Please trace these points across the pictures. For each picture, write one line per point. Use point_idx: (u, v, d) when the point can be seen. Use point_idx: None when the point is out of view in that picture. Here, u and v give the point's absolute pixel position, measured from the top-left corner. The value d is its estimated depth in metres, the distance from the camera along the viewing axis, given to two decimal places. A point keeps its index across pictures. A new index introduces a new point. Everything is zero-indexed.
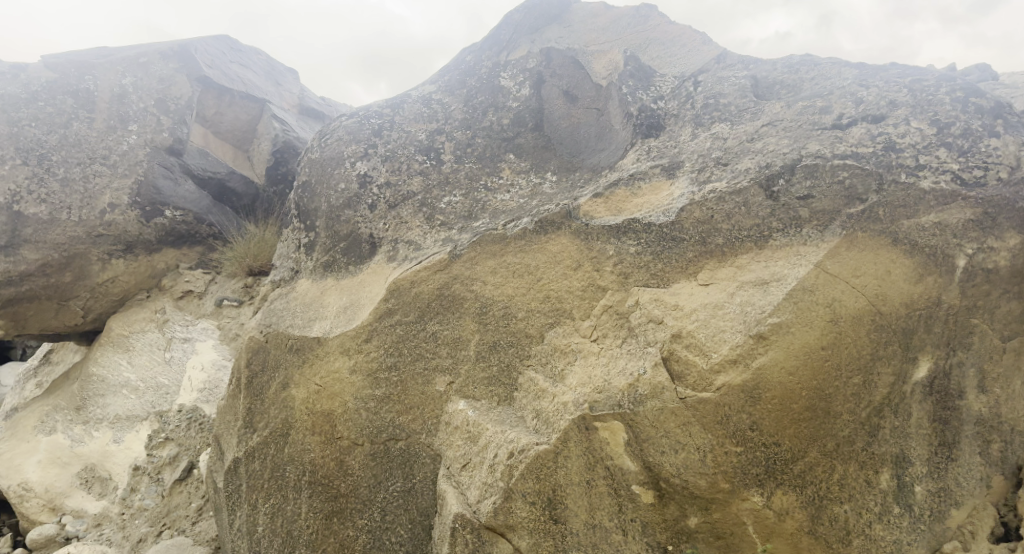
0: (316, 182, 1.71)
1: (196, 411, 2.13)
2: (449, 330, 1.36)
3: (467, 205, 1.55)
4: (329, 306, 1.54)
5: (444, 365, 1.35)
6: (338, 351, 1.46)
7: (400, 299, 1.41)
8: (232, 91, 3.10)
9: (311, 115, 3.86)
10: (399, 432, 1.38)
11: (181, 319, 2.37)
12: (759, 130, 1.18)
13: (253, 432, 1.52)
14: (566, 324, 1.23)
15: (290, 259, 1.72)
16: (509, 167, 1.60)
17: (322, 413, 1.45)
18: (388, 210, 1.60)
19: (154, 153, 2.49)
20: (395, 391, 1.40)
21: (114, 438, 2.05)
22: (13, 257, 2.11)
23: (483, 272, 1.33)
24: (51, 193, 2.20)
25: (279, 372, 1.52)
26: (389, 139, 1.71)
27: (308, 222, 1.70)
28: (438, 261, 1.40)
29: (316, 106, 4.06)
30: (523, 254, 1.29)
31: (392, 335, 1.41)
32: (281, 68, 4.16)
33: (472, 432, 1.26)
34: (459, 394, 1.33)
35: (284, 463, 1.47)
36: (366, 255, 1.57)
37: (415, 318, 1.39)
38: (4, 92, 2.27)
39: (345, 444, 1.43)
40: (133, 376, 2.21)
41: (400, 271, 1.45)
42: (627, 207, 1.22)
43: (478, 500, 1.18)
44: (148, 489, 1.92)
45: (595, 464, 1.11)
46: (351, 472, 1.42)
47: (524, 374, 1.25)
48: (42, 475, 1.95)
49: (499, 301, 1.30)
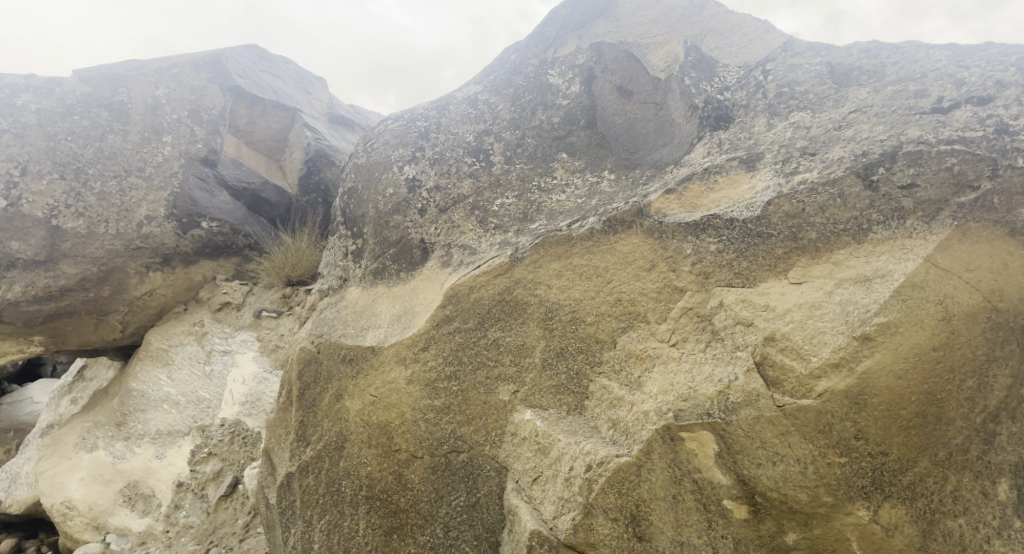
0: (363, 187, 1.68)
1: (238, 425, 2.09)
2: (512, 337, 1.30)
3: (521, 207, 1.50)
4: (381, 315, 1.50)
5: (507, 374, 1.29)
6: (394, 361, 1.41)
7: (459, 305, 1.36)
8: (263, 100, 3.10)
9: (339, 124, 3.85)
10: (461, 444, 1.33)
11: (220, 332, 2.35)
12: (846, 117, 1.11)
13: (306, 445, 1.48)
14: (639, 328, 1.16)
15: (337, 267, 1.69)
16: (563, 166, 1.54)
17: (378, 426, 1.40)
18: (439, 214, 1.56)
19: (189, 164, 2.47)
20: (455, 400, 1.34)
21: (156, 454, 2.01)
22: (52, 272, 2.08)
23: (547, 276, 1.27)
24: (89, 207, 2.19)
25: (332, 384, 1.47)
26: (436, 141, 1.66)
27: (355, 229, 1.68)
28: (497, 266, 1.34)
29: (346, 113, 4.08)
30: (590, 256, 1.23)
31: (450, 343, 1.36)
32: (310, 76, 4.18)
33: (542, 444, 1.19)
34: (524, 403, 1.27)
35: (340, 477, 1.42)
36: (418, 261, 1.53)
37: (475, 324, 1.34)
38: (39, 106, 2.26)
39: (403, 457, 1.38)
40: (173, 390, 2.16)
41: (457, 276, 1.40)
42: (703, 202, 1.15)
43: (554, 516, 1.11)
44: (192, 506, 1.88)
45: (681, 477, 1.04)
46: (410, 486, 1.36)
47: (596, 383, 1.19)
48: (84, 493, 1.93)
49: (566, 305, 1.24)
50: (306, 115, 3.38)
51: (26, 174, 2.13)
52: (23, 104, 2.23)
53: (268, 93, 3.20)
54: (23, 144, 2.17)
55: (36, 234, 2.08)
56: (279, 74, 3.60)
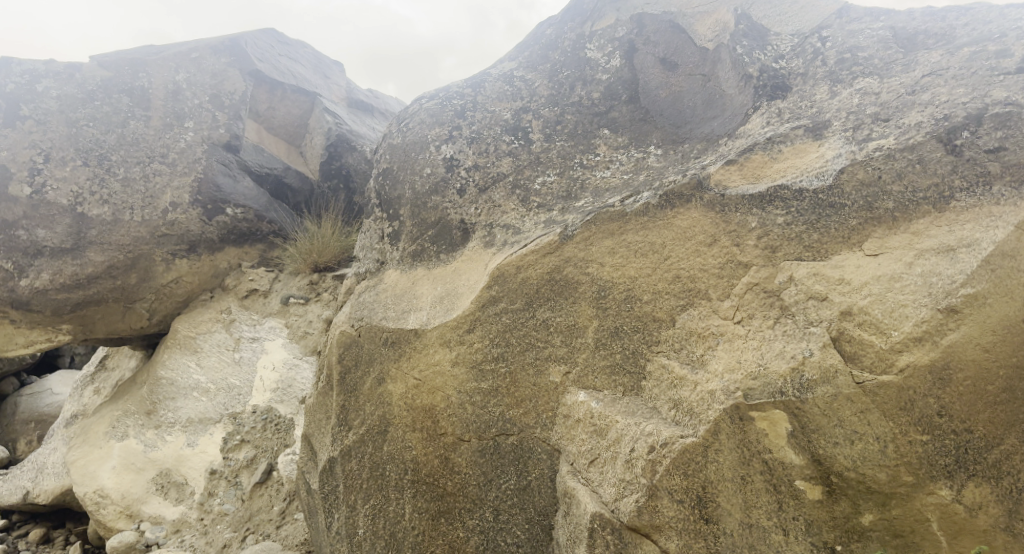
0: (399, 167, 1.64)
1: (270, 411, 2.08)
2: (563, 317, 1.27)
3: (564, 184, 1.45)
4: (423, 297, 1.48)
5: (559, 355, 1.26)
6: (438, 343, 1.39)
7: (506, 285, 1.33)
8: (283, 84, 3.04)
9: (359, 109, 3.80)
10: (510, 426, 1.30)
11: (247, 319, 2.33)
12: (920, 81, 1.06)
13: (348, 430, 1.47)
14: (700, 307, 1.11)
15: (374, 250, 1.66)
16: (605, 142, 1.49)
17: (423, 409, 1.39)
18: (479, 194, 1.52)
19: (212, 150, 2.43)
20: (503, 382, 1.31)
21: (188, 442, 2.00)
22: (79, 260, 2.06)
23: (599, 254, 1.23)
24: (113, 193, 2.16)
25: (374, 367, 1.47)
26: (473, 120, 1.61)
27: (391, 211, 1.64)
28: (547, 244, 1.31)
29: (364, 97, 4.03)
30: (645, 232, 1.18)
31: (498, 324, 1.33)
32: (326, 61, 4.12)
33: (598, 425, 1.16)
34: (577, 385, 1.23)
35: (384, 461, 1.42)
36: (459, 242, 1.50)
37: (523, 305, 1.31)
38: (60, 92, 2.23)
39: (449, 441, 1.36)
40: (203, 378, 2.14)
41: (503, 256, 1.37)
42: (767, 173, 1.10)
43: (616, 498, 1.08)
44: (227, 493, 1.87)
45: (750, 457, 0.99)
46: (458, 470, 1.35)
47: (654, 362, 1.15)
48: (116, 482, 1.91)
49: (619, 283, 1.20)
50: (325, 99, 3.32)
51: (50, 161, 2.10)
52: (45, 90, 2.21)
53: (288, 77, 3.15)
54: (45, 131, 2.15)
55: (62, 221, 2.06)
56: (298, 59, 3.56)
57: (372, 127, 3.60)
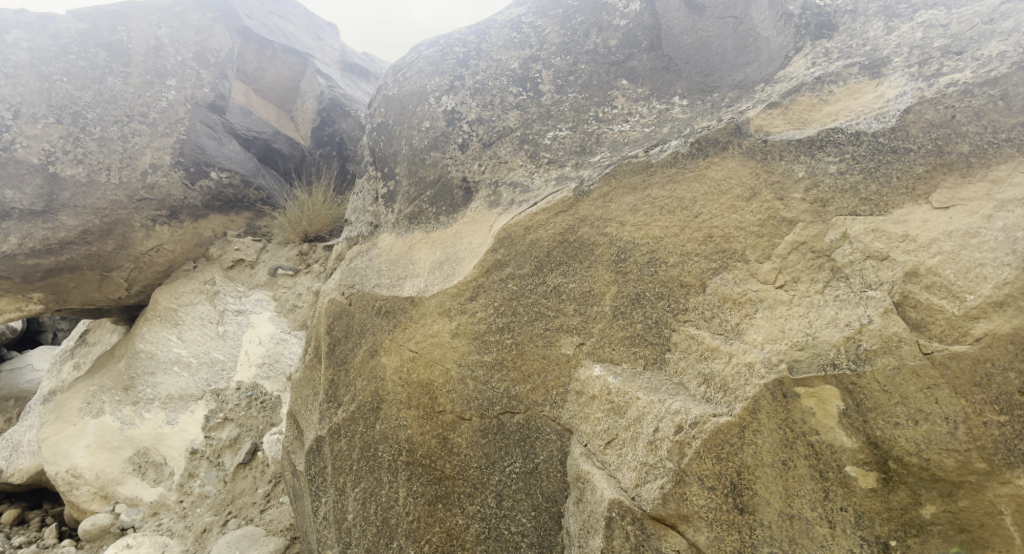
0: (394, 121, 1.49)
1: (256, 388, 1.95)
2: (577, 283, 1.13)
3: (577, 139, 1.29)
4: (420, 262, 1.35)
5: (572, 326, 1.14)
6: (437, 312, 1.28)
7: (513, 248, 1.20)
8: (274, 43, 2.85)
9: (352, 73, 3.61)
10: (516, 404, 1.20)
11: (233, 291, 2.19)
12: (998, 8, 0.91)
13: (338, 407, 1.39)
14: (734, 270, 0.98)
15: (367, 212, 1.52)
16: (623, 94, 1.32)
17: (419, 384, 1.29)
18: (483, 149, 1.37)
19: (195, 110, 2.24)
20: (508, 355, 1.21)
21: (167, 419, 1.87)
22: (51, 224, 1.90)
23: (619, 211, 1.09)
24: (88, 153, 1.98)
25: (366, 338, 1.36)
26: (477, 69, 1.44)
27: (385, 169, 1.50)
28: (560, 201, 1.16)
29: (359, 62, 3.86)
30: (674, 187, 1.04)
31: (503, 291, 1.21)
32: (320, 22, 3.93)
33: (614, 403, 1.05)
34: (591, 358, 1.12)
35: (376, 441, 1.33)
36: (460, 203, 1.36)
37: (532, 270, 1.18)
38: (32, 44, 2.01)
39: (448, 419, 1.27)
40: (184, 351, 2.00)
41: (510, 216, 1.23)
42: (816, 117, 0.96)
43: (636, 484, 0.97)
44: (208, 474, 1.76)
45: (794, 440, 0.86)
46: (457, 451, 1.26)
47: (680, 332, 1.02)
48: (91, 460, 1.78)
49: (642, 245, 1.06)
50: (318, 62, 3.14)
51: (19, 118, 1.91)
52: (14, 42, 2.00)
53: (278, 36, 2.94)
54: (15, 85, 1.94)
55: (32, 181, 1.90)
56: (288, 18, 3.35)
57: (367, 92, 3.41)
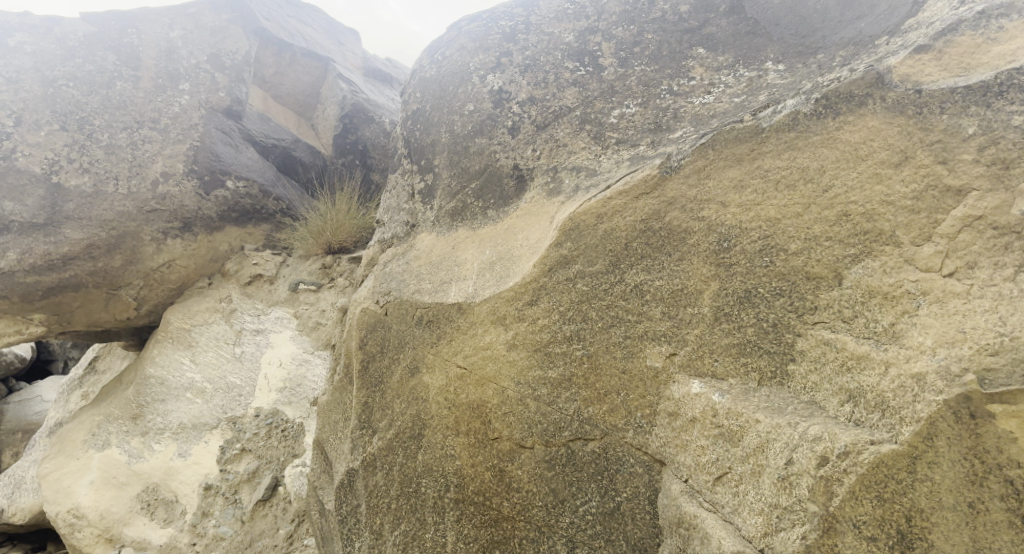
0: (433, 107, 1.31)
1: (275, 415, 1.76)
2: (665, 281, 0.92)
3: (650, 115, 1.09)
4: (466, 264, 1.16)
5: (660, 333, 0.93)
6: (489, 321, 1.09)
7: (582, 242, 1.00)
8: (293, 46, 2.75)
9: (374, 79, 3.48)
10: (590, 430, 0.99)
11: (250, 309, 2.00)
12: None
13: (372, 435, 1.22)
14: (881, 256, 0.77)
15: (402, 211, 1.34)
16: (701, 63, 1.12)
17: (469, 406, 1.10)
18: (537, 132, 1.17)
19: (210, 116, 2.06)
20: (579, 370, 1.00)
21: (179, 452, 1.68)
22: (53, 238, 1.72)
23: (720, 188, 0.89)
24: (95, 161, 1.80)
25: (405, 353, 1.19)
26: (526, 44, 1.26)
27: (423, 161, 1.32)
28: (640, 181, 0.96)
29: (380, 67, 3.73)
30: (794, 155, 0.84)
31: (569, 294, 1.01)
32: (341, 28, 3.83)
33: (723, 428, 0.84)
34: (685, 372, 0.91)
35: (418, 474, 1.14)
36: (512, 194, 1.16)
37: (607, 267, 0.98)
38: (36, 48, 1.83)
39: (505, 448, 1.07)
40: (198, 376, 1.82)
41: (575, 205, 1.03)
42: (982, 60, 0.76)
43: (766, 533, 0.75)
44: (223, 513, 1.56)
45: (986, 475, 0.62)
46: (517, 486, 1.05)
47: (810, 338, 0.81)
48: (95, 499, 1.57)
49: (752, 229, 0.85)
50: (339, 66, 3.02)
51: (21, 125, 1.73)
52: (17, 45, 1.82)
53: (297, 40, 2.83)
54: (17, 90, 1.76)
55: (34, 193, 1.71)
56: (308, 23, 3.23)
57: (390, 98, 3.26)
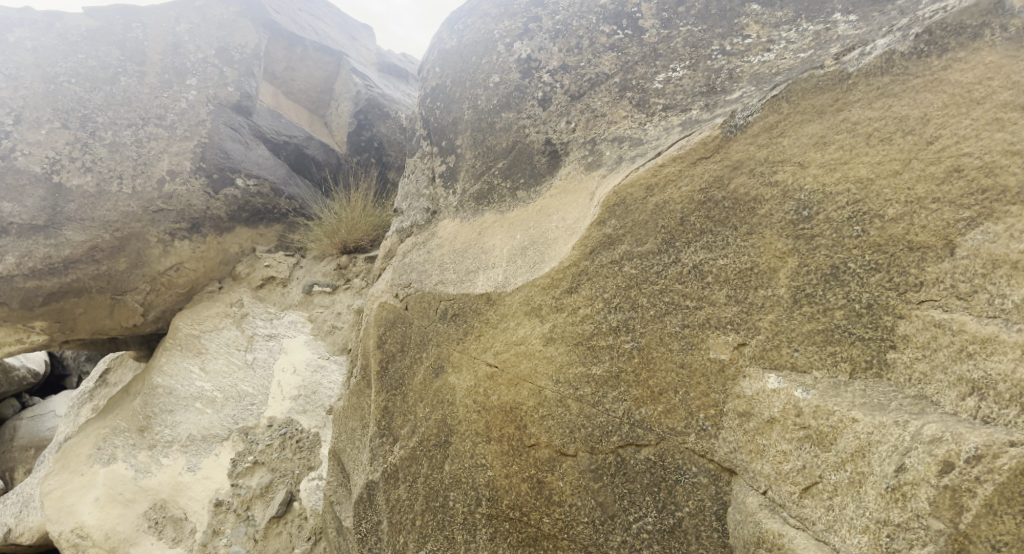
0: (454, 82, 1.20)
1: (289, 425, 1.65)
2: (731, 259, 0.79)
3: (700, 78, 0.97)
4: (495, 250, 1.04)
5: (726, 321, 0.80)
6: (523, 312, 0.97)
7: (628, 218, 0.88)
8: (305, 40, 2.68)
9: (389, 74, 3.40)
10: (643, 434, 0.86)
11: (263, 313, 1.90)
12: None
13: (394, 443, 1.10)
14: (1006, 218, 0.63)
15: (422, 197, 1.23)
16: (757, 20, 0.98)
17: (502, 409, 0.98)
18: (570, 103, 1.06)
19: (218, 111, 1.97)
20: (629, 365, 0.87)
21: (188, 465, 1.57)
22: (54, 240, 1.63)
23: (797, 146, 0.76)
24: (98, 160, 1.71)
25: (428, 352, 1.07)
26: (556, 8, 1.15)
27: (443, 142, 1.21)
28: (699, 144, 0.83)
29: (395, 63, 3.65)
30: (889, 103, 0.70)
31: (615, 279, 0.88)
32: (354, 24, 3.76)
33: (809, 429, 0.71)
34: (757, 365, 0.78)
35: (445, 487, 1.02)
36: (544, 171, 1.05)
37: (658, 246, 0.85)
38: (37, 43, 1.76)
39: (544, 456, 0.94)
40: (208, 385, 1.71)
41: (620, 176, 0.91)
42: None
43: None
44: (235, 531, 1.45)
45: None
46: (559, 500, 0.92)
47: (915, 321, 0.67)
48: (100, 518, 1.48)
49: (838, 194, 0.73)
50: (353, 61, 2.94)
51: (20, 123, 1.66)
52: (17, 41, 1.75)
53: (308, 34, 2.75)
54: (17, 87, 1.69)
55: (33, 193, 1.63)
56: (320, 19, 3.16)
57: (406, 94, 3.17)
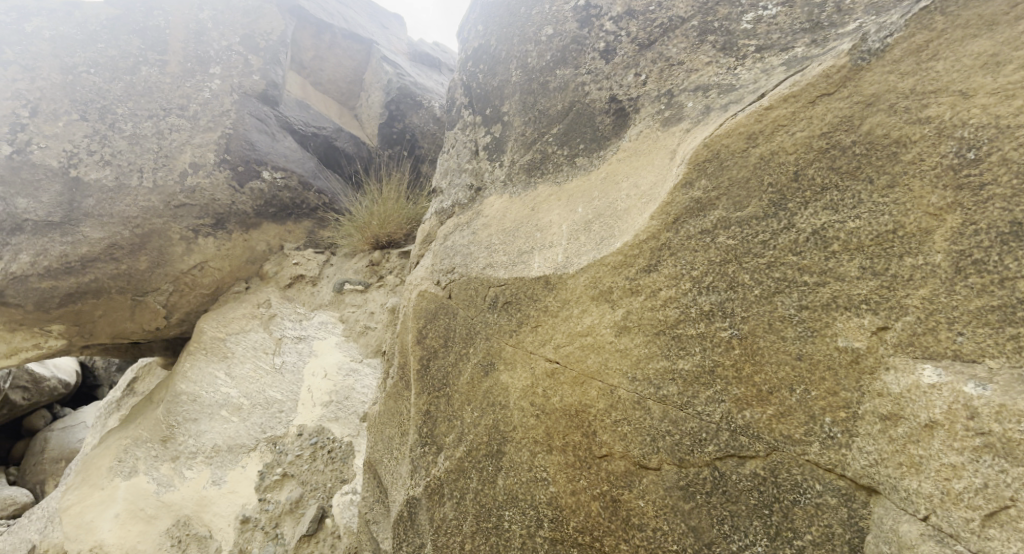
0: (500, 40, 1.10)
1: (320, 434, 1.52)
2: (864, 222, 0.63)
3: (801, 14, 0.78)
4: (553, 226, 0.89)
5: (860, 299, 0.63)
6: (589, 297, 0.82)
7: (724, 176, 0.72)
8: (333, 27, 2.60)
9: (421, 63, 3.30)
10: (748, 444, 0.69)
11: (292, 313, 1.79)
12: None
13: (438, 453, 0.95)
14: None
15: (464, 173, 1.10)
16: None
17: (566, 413, 0.82)
18: (639, 53, 0.91)
19: (243, 102, 1.88)
20: (728, 358, 0.70)
21: (213, 478, 1.46)
22: (71, 237, 1.55)
23: (956, 69, 0.59)
24: (117, 153, 1.63)
25: (476, 347, 0.93)
26: None
27: (488, 110, 1.10)
28: (818, 78, 0.68)
29: (427, 51, 3.54)
30: None
31: (706, 253, 0.72)
32: (385, 14, 3.67)
33: (990, 436, 0.53)
34: (905, 355, 0.60)
35: (499, 505, 0.86)
36: (609, 134, 0.91)
37: (764, 210, 0.69)
38: (55, 33, 1.70)
39: (619, 469, 0.78)
40: (234, 391, 1.60)
41: (710, 126, 0.76)
42: None
43: None
44: (263, 550, 1.33)
45: None
46: (639, 524, 0.75)
47: None
48: (120, 536, 1.35)
49: (1021, 127, 0.55)
50: (384, 48, 2.85)
51: (37, 115, 1.59)
52: (35, 31, 1.69)
53: (338, 21, 2.67)
54: (34, 78, 1.62)
55: (50, 188, 1.55)
56: (349, 7, 3.08)
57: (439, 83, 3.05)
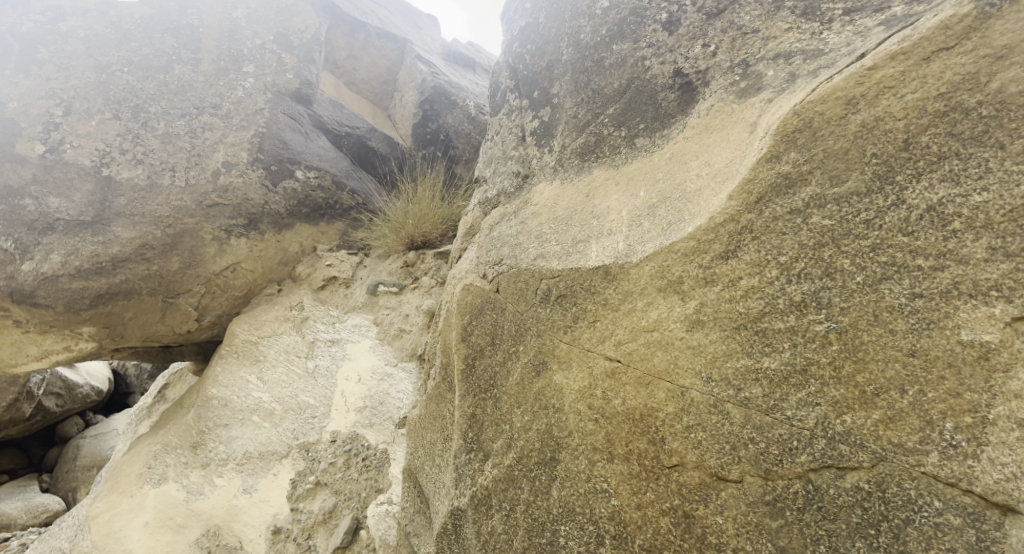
0: (550, 17, 1.05)
1: (354, 441, 1.47)
2: (992, 195, 0.54)
3: None
4: (613, 212, 0.83)
5: (989, 285, 0.54)
6: (655, 288, 0.74)
7: (817, 148, 0.64)
8: (367, 26, 2.59)
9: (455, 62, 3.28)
10: (851, 454, 0.60)
11: (325, 316, 1.73)
12: None
13: (485, 461, 0.87)
14: None
15: (510, 160, 1.05)
16: None
17: (630, 417, 0.74)
18: (706, 23, 0.85)
19: (277, 100, 1.86)
20: (824, 355, 0.62)
21: (244, 487, 1.41)
22: (102, 237, 1.53)
23: None
24: (149, 152, 1.61)
25: (527, 344, 0.85)
26: None
27: (535, 92, 1.05)
28: (933, 31, 0.59)
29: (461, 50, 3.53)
30: None
31: (796, 236, 0.64)
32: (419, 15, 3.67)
33: None
34: None
35: (554, 519, 0.78)
36: (675, 110, 0.85)
37: (865, 185, 0.61)
38: (89, 33, 1.70)
39: (693, 481, 0.69)
40: (265, 396, 1.55)
41: (798, 94, 0.68)
42: None
43: None
44: None
45: None
46: (718, 543, 0.66)
47: None
48: (149, 546, 1.31)
49: None
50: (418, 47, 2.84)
51: (71, 114, 1.59)
52: (70, 30, 1.69)
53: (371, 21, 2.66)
54: (68, 77, 1.63)
55: (82, 187, 1.54)
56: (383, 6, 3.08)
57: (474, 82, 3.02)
